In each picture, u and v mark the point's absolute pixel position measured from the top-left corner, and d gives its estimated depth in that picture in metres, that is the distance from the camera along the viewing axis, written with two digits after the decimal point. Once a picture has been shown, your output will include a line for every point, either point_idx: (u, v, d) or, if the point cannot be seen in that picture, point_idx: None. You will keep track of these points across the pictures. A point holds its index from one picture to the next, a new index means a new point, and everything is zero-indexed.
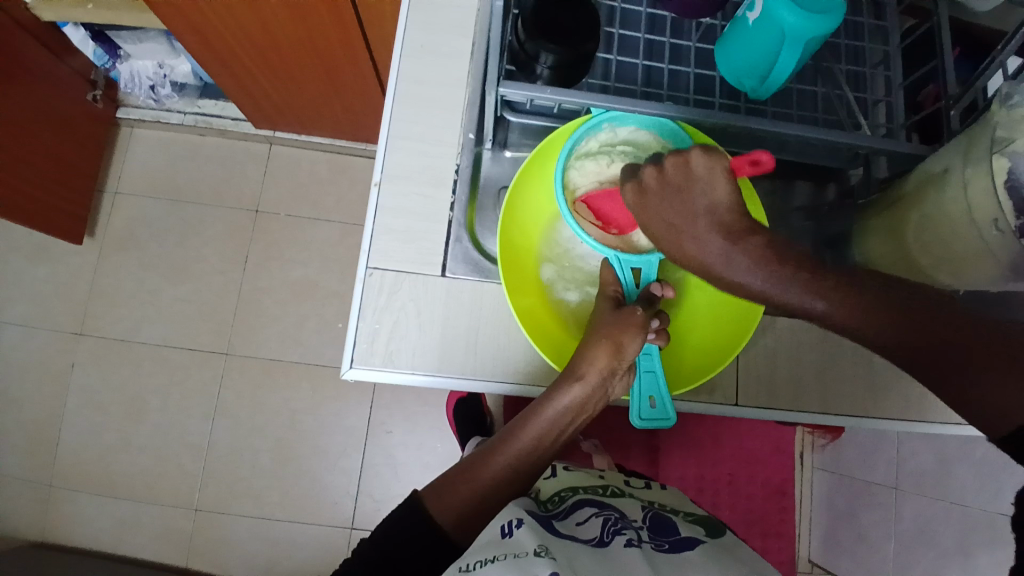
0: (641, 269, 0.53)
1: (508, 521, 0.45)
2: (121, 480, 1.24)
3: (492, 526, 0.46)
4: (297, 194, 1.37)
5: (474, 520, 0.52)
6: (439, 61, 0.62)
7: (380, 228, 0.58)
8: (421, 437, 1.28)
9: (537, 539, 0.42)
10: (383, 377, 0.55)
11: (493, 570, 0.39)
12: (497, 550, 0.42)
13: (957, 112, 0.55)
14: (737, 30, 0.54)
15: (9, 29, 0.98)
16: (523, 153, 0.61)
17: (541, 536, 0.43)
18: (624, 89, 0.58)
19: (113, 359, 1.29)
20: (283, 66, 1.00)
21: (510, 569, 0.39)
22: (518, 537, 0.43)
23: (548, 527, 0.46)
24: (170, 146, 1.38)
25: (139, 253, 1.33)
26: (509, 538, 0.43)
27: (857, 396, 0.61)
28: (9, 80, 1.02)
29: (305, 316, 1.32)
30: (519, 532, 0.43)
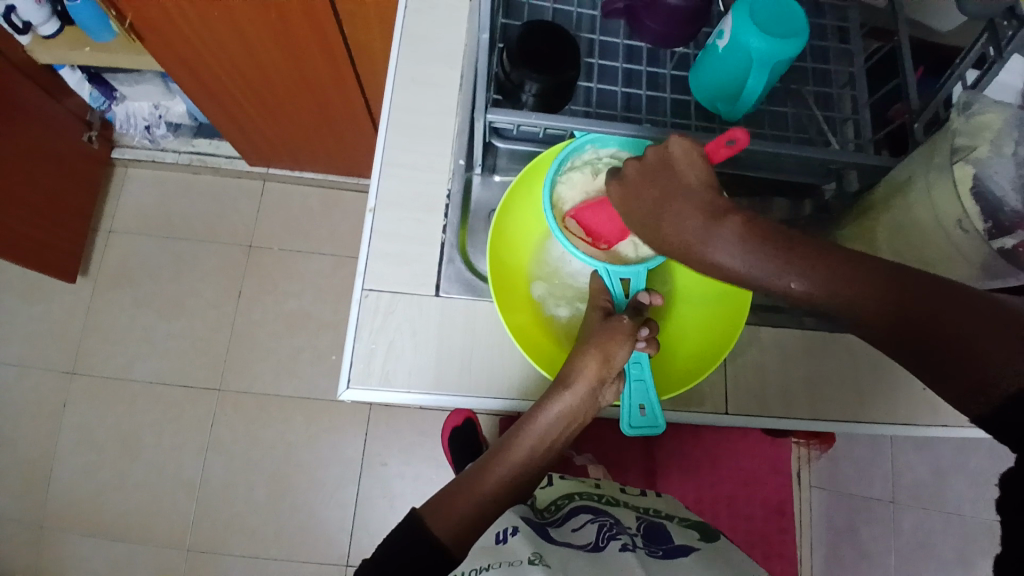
0: (630, 280, 0.55)
1: (503, 528, 0.46)
2: (112, 520, 1.22)
3: (488, 533, 0.46)
4: (291, 228, 1.39)
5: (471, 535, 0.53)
6: (429, 92, 0.65)
7: (375, 252, 0.60)
8: (417, 467, 1.27)
9: (531, 546, 0.43)
10: (380, 396, 0.56)
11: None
12: (492, 558, 0.42)
13: (921, 125, 0.59)
14: (708, 56, 0.57)
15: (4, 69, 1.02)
16: (512, 177, 0.64)
17: (536, 544, 0.44)
18: (605, 113, 0.61)
19: (105, 397, 1.28)
20: (278, 102, 1.04)
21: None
22: (512, 544, 0.43)
23: (544, 534, 0.47)
24: (165, 184, 1.40)
25: (133, 290, 1.34)
26: (504, 543, 0.44)
27: (845, 401, 0.63)
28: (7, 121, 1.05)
29: (300, 348, 1.33)
30: (514, 538, 0.44)
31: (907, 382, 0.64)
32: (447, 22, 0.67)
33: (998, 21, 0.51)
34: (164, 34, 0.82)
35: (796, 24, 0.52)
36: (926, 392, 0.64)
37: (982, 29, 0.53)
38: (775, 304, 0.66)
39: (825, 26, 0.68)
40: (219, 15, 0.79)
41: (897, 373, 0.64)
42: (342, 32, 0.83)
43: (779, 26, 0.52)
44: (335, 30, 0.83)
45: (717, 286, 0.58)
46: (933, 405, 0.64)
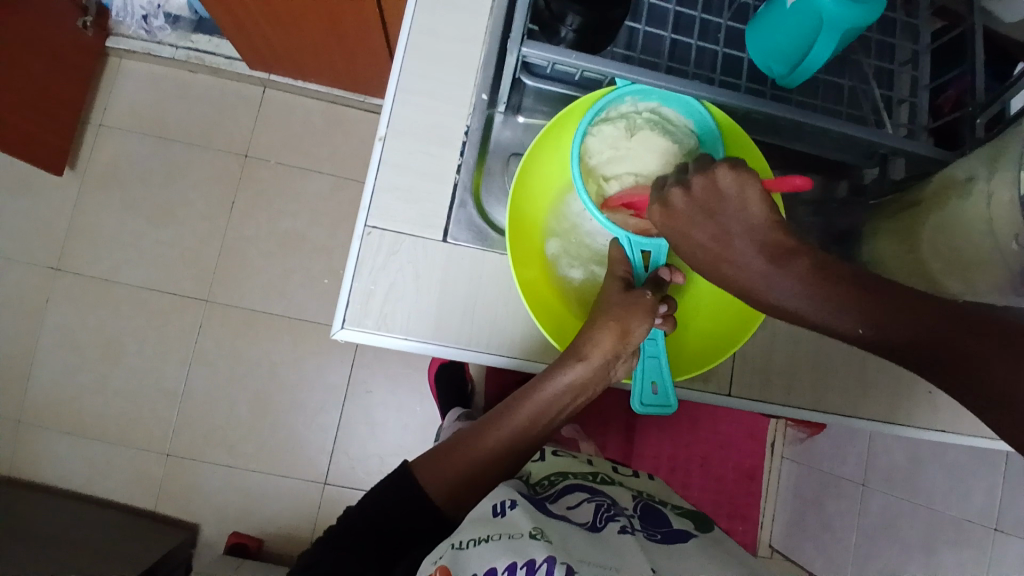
0: (651, 253, 0.52)
1: (501, 501, 0.44)
2: (94, 421, 1.22)
3: (485, 504, 0.45)
4: (290, 141, 1.32)
5: (461, 492, 0.52)
6: (457, 14, 0.59)
7: (382, 185, 0.55)
8: (401, 399, 1.27)
9: (532, 520, 0.42)
10: (375, 339, 0.54)
11: (486, 550, 0.39)
12: (491, 529, 0.41)
13: (983, 120, 0.54)
14: (772, 11, 0.51)
15: None
16: (537, 119, 0.59)
17: (536, 518, 0.43)
18: (648, 61, 0.56)
19: (89, 298, 1.25)
20: (285, 7, 0.95)
21: (505, 551, 0.39)
22: (512, 517, 0.42)
23: (541, 509, 0.45)
24: (160, 81, 1.31)
25: (122, 189, 1.29)
26: (502, 516, 0.43)
27: (848, 394, 0.62)
28: None
29: (291, 269, 1.29)
30: (513, 512, 0.43)
31: (914, 381, 0.63)
32: None
33: None
34: None
35: None
36: (930, 392, 0.63)
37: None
38: None
39: None
40: None
41: (906, 372, 0.63)
42: None
43: None
44: None
45: None
46: (935, 405, 0.63)
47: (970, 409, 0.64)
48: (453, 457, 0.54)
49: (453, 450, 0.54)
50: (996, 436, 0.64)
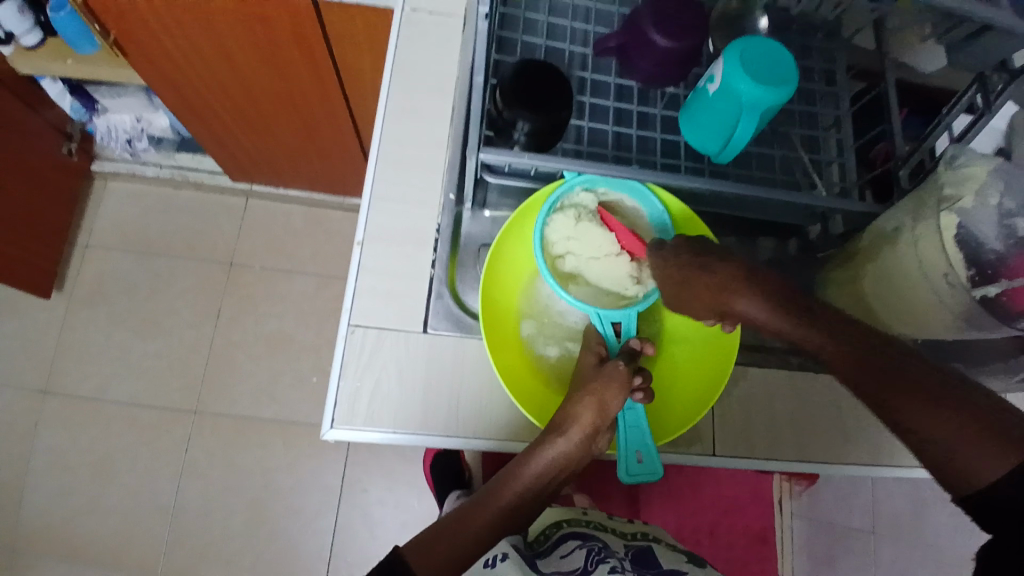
0: (622, 324, 0.55)
1: (493, 553, 0.53)
2: (82, 547, 1.18)
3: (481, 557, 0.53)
4: (273, 247, 1.37)
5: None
6: (419, 126, 0.65)
7: (362, 288, 0.59)
8: (399, 494, 1.25)
9: None
10: (364, 436, 0.55)
11: None
12: None
13: (905, 172, 0.59)
14: (698, 100, 0.58)
15: None
16: (502, 212, 0.64)
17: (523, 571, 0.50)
18: (596, 153, 0.61)
19: (77, 419, 1.24)
20: (262, 118, 1.03)
21: None
22: (501, 569, 0.51)
23: (531, 562, 0.52)
24: (144, 199, 1.37)
25: (109, 307, 1.31)
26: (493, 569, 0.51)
27: (829, 442, 0.63)
28: None
29: (280, 372, 1.30)
30: (503, 564, 0.51)
31: None
32: (438, 55, 0.67)
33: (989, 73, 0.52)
34: (144, 48, 0.82)
35: (786, 71, 0.52)
36: None
37: (972, 80, 0.52)
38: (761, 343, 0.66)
39: (813, 68, 0.68)
40: (202, 27, 0.78)
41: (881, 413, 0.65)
42: (333, 57, 0.84)
43: (769, 74, 0.52)
44: (325, 54, 0.83)
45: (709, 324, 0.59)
46: None
47: None
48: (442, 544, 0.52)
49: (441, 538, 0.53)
50: None
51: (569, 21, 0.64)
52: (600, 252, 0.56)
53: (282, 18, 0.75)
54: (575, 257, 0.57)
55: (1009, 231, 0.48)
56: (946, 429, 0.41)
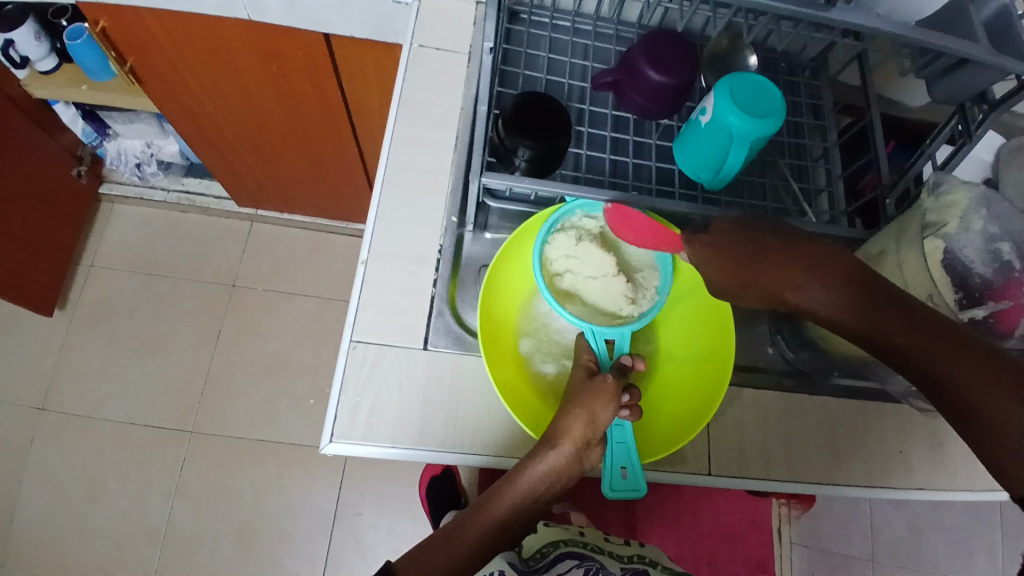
0: (615, 341, 0.57)
1: (489, 573, 0.52)
2: (69, 569, 1.16)
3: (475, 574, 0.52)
4: (276, 270, 1.39)
5: None
6: (424, 151, 0.67)
7: (365, 305, 0.61)
8: (393, 519, 1.24)
9: None
10: (362, 450, 0.56)
11: None
12: None
13: (892, 200, 0.62)
14: (691, 130, 0.61)
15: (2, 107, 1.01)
16: (503, 235, 0.66)
17: None
18: (594, 179, 0.64)
19: (72, 438, 1.24)
20: (272, 148, 1.07)
21: None
22: None
23: None
24: (150, 222, 1.40)
25: (110, 327, 1.32)
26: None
27: (823, 463, 0.64)
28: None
29: (277, 393, 1.31)
30: None
31: (883, 442, 0.66)
32: (442, 86, 0.70)
33: (969, 104, 0.55)
34: (161, 76, 0.86)
35: (774, 104, 0.55)
36: (901, 453, 0.66)
37: (953, 110, 0.56)
38: (754, 364, 0.68)
39: (800, 103, 0.71)
40: (219, 58, 0.82)
41: (874, 435, 0.66)
42: (342, 88, 0.87)
43: (757, 106, 0.55)
44: (334, 85, 0.86)
45: (701, 344, 0.60)
46: (908, 466, 0.65)
47: (945, 467, 0.66)
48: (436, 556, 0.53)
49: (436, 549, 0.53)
50: (976, 492, 0.66)
51: (569, 57, 0.68)
52: (598, 270, 0.57)
53: (294, 51, 0.79)
54: (572, 275, 0.58)
55: (992, 254, 0.51)
56: (1018, 419, 0.39)
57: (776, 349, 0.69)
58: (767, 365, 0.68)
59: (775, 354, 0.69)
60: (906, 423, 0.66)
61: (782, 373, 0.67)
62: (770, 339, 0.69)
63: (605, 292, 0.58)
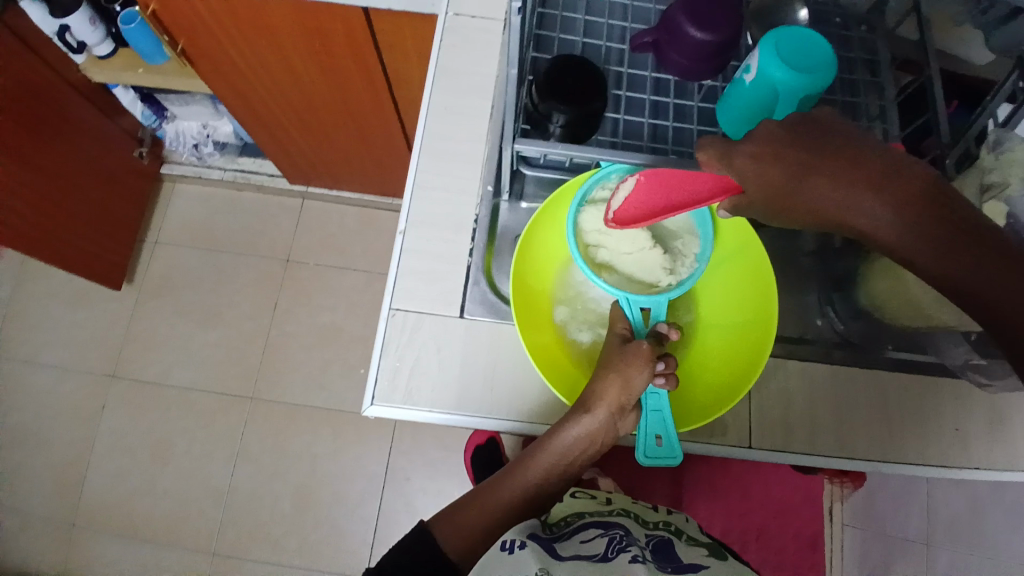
0: (650, 310, 0.56)
1: (511, 539, 0.47)
2: (143, 524, 1.26)
3: (495, 543, 0.47)
4: (327, 245, 1.44)
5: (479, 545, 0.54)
6: (461, 120, 0.67)
7: (404, 273, 0.62)
8: (441, 484, 1.28)
9: (539, 561, 0.44)
10: (402, 413, 0.58)
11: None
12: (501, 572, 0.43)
13: (953, 160, 0.57)
14: (734, 89, 0.58)
15: (58, 86, 1.06)
16: (539, 204, 0.65)
17: (542, 558, 0.44)
18: (632, 144, 0.62)
19: (143, 402, 1.34)
20: (318, 124, 1.09)
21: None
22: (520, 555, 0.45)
23: (551, 550, 0.46)
24: (208, 199, 1.46)
25: (175, 299, 1.40)
26: (511, 555, 0.45)
27: (874, 438, 0.62)
28: (55, 134, 1.10)
29: (329, 362, 1.36)
30: (520, 550, 0.46)
31: (940, 419, 0.62)
32: (480, 54, 0.69)
33: None
34: (214, 59, 0.89)
35: (822, 60, 0.52)
36: (959, 430, 0.62)
37: (1012, 65, 0.53)
38: (802, 336, 0.65)
39: (854, 59, 0.66)
40: (263, 37, 0.84)
41: (930, 411, 0.62)
42: (383, 64, 0.88)
43: (803, 60, 0.52)
44: (376, 61, 0.88)
45: (745, 313, 0.58)
46: (966, 442, 0.62)
47: (1008, 444, 0.62)
48: (473, 512, 0.55)
49: (473, 504, 0.56)
50: None
51: (606, 18, 0.66)
52: (635, 245, 0.56)
53: (336, 27, 0.80)
54: (606, 248, 0.57)
55: None
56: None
57: (826, 320, 0.66)
58: (816, 336, 0.65)
59: (825, 325, 0.66)
60: (966, 398, 0.63)
61: (832, 344, 0.64)
62: (820, 310, 0.66)
63: (641, 266, 0.56)
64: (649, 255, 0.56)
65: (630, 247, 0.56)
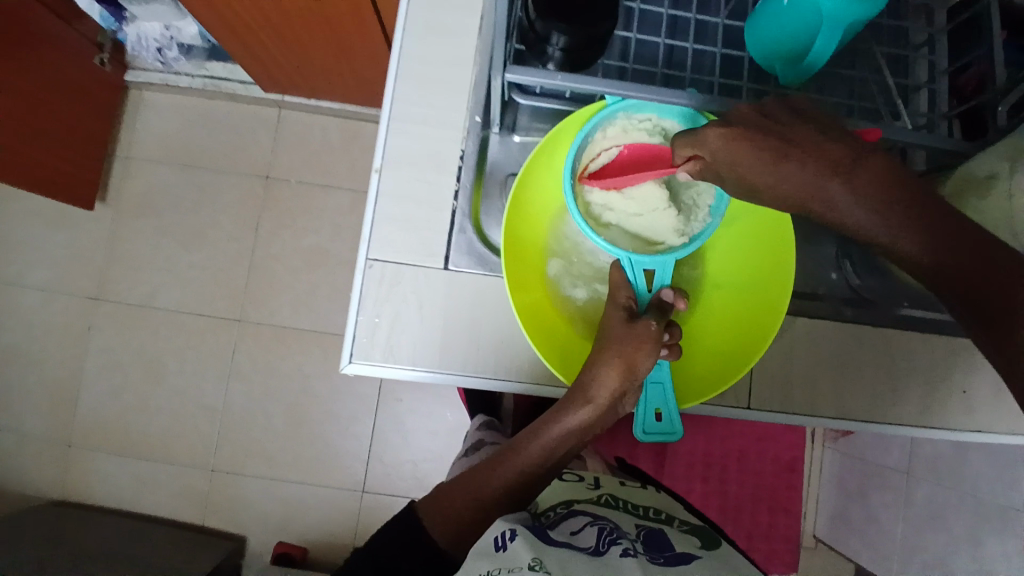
0: (654, 271, 0.51)
1: (502, 532, 0.44)
2: (141, 442, 1.28)
3: (486, 536, 0.44)
4: (309, 160, 1.34)
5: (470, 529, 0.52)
6: (446, 36, 0.58)
7: (381, 218, 0.56)
8: (433, 407, 1.29)
9: (532, 550, 0.41)
10: (383, 372, 0.54)
11: None
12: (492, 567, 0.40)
13: (1005, 107, 0.50)
14: (768, 6, 0.49)
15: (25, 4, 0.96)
16: (533, 137, 0.58)
17: (536, 548, 0.42)
18: (643, 71, 0.54)
19: (129, 324, 1.31)
20: (292, 30, 0.96)
21: None
22: (512, 550, 0.42)
23: (543, 539, 0.44)
24: (179, 108, 1.35)
25: (152, 217, 1.33)
26: (502, 550, 0.42)
27: (877, 400, 0.59)
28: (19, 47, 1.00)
29: (317, 286, 1.32)
30: (513, 544, 0.42)
31: (947, 381, 0.59)
32: None
33: None
34: None
35: None
36: (965, 393, 0.59)
37: None
38: (813, 292, 0.60)
39: None
40: None
41: (939, 374, 0.59)
42: None
43: None
44: None
45: (754, 274, 0.53)
46: (970, 405, 0.59)
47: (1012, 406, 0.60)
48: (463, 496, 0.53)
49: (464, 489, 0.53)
50: None
51: None
52: (643, 205, 0.51)
53: None
54: (615, 208, 0.52)
55: None
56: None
57: (841, 274, 0.60)
58: (828, 292, 0.60)
59: (839, 280, 0.60)
60: (978, 361, 0.59)
61: (843, 301, 0.60)
62: (835, 263, 0.61)
63: (648, 222, 0.51)
64: (663, 215, 0.51)
65: (635, 204, 0.51)
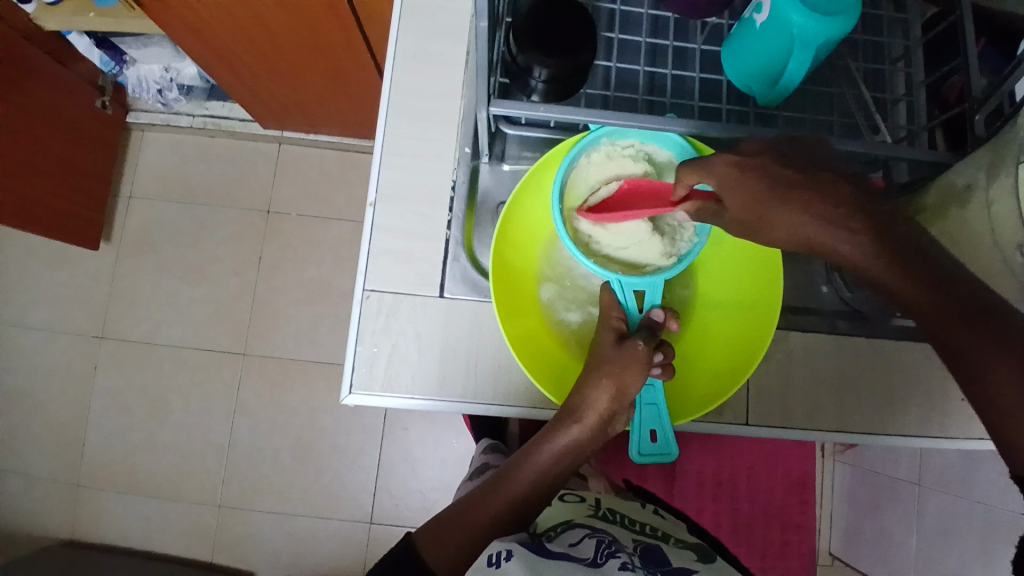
0: (644, 292, 0.52)
1: (497, 551, 0.44)
2: (149, 481, 1.28)
3: (483, 556, 0.44)
4: (308, 193, 1.37)
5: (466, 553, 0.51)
6: (434, 71, 0.60)
7: (377, 251, 0.57)
8: (438, 435, 1.29)
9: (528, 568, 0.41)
10: (382, 401, 0.55)
11: None
12: None
13: (982, 116, 0.50)
14: (743, 31, 0.51)
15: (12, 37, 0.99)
16: (522, 165, 0.59)
17: (532, 565, 0.42)
18: (626, 98, 0.56)
19: (134, 361, 1.32)
20: (286, 63, 0.99)
21: None
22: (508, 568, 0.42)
23: (541, 554, 0.45)
24: (181, 148, 1.38)
25: (156, 255, 1.35)
26: (499, 568, 0.42)
27: (876, 412, 0.59)
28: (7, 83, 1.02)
29: (320, 317, 1.33)
30: (509, 561, 0.42)
31: (946, 390, 0.59)
32: None
33: None
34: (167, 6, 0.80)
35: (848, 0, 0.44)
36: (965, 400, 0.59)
37: None
38: (805, 306, 0.61)
39: None
40: None
41: (937, 383, 0.59)
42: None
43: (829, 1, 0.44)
44: None
45: (741, 291, 0.54)
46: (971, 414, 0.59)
47: None
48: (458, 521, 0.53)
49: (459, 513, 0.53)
50: None
51: None
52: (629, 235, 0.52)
53: None
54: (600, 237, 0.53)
55: None
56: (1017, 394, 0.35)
57: (831, 287, 0.61)
58: (820, 306, 0.61)
59: (830, 293, 0.61)
60: None
61: (837, 314, 0.60)
62: (825, 276, 0.61)
63: (635, 250, 0.52)
64: (650, 247, 0.52)
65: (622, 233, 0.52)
